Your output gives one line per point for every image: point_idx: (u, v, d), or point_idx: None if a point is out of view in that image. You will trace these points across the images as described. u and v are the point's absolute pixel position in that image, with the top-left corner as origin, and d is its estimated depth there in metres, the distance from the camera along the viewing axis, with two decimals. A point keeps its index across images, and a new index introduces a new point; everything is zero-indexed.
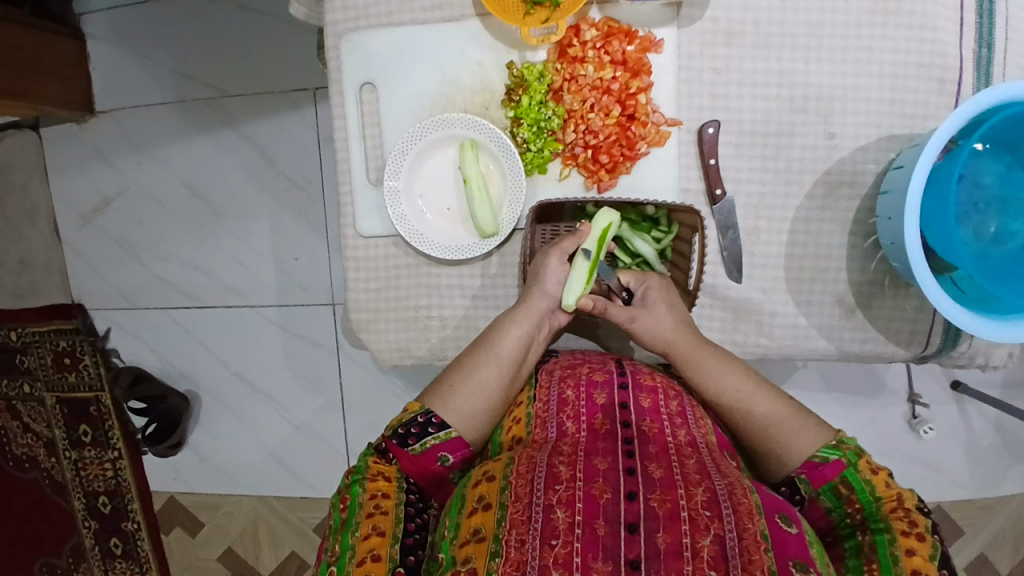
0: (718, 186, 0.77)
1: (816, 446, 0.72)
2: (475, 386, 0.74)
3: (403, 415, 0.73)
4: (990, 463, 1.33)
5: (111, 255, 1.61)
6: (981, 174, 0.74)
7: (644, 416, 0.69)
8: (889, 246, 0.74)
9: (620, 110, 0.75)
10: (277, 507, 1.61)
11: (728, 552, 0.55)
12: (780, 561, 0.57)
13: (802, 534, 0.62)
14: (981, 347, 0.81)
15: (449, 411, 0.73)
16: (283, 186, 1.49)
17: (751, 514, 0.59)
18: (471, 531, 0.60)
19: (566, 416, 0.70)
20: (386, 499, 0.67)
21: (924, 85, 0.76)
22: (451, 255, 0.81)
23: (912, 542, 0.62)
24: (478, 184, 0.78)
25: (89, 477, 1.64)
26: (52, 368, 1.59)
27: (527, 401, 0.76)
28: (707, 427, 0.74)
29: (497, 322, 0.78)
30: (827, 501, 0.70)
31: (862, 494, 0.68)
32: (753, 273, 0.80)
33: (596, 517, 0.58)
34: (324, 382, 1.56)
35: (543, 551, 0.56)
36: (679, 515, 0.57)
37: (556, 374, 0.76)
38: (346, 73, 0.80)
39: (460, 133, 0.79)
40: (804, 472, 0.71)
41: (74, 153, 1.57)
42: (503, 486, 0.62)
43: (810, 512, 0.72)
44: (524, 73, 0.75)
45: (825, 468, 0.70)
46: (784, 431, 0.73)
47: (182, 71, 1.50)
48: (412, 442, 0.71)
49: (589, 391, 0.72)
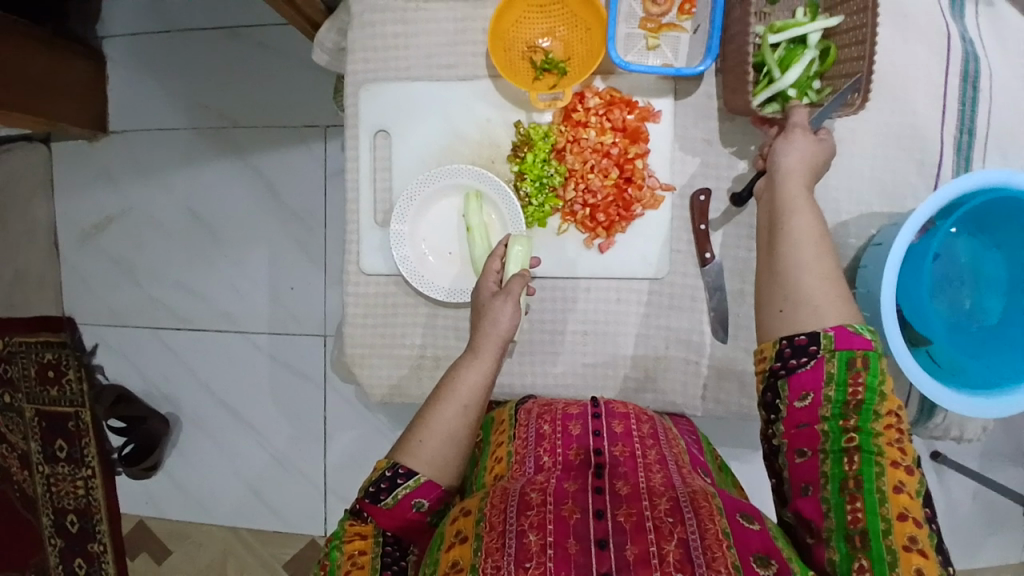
0: (708, 249, 0.81)
1: (852, 319, 0.65)
2: (438, 431, 0.71)
3: (371, 474, 0.70)
4: (963, 534, 1.35)
5: (107, 271, 1.62)
6: (955, 253, 0.79)
7: (615, 442, 0.71)
8: (869, 319, 0.78)
9: (618, 173, 0.79)
10: (248, 538, 1.58)
11: (693, 553, 0.56)
12: (743, 556, 0.58)
13: (766, 529, 0.63)
14: (956, 419, 0.85)
15: (419, 461, 0.70)
16: (286, 216, 1.53)
17: (711, 514, 0.61)
18: (449, 564, 0.60)
19: (543, 450, 0.71)
20: (362, 554, 0.67)
21: (901, 168, 0.81)
22: (451, 297, 0.84)
23: (901, 476, 0.60)
24: (480, 233, 0.82)
25: (59, 494, 1.60)
26: (34, 380, 1.58)
27: (507, 440, 0.77)
28: (680, 447, 0.76)
29: (458, 368, 0.76)
30: (837, 368, 0.63)
31: (872, 380, 0.62)
32: (737, 335, 0.82)
33: (567, 536, 0.58)
34: (309, 413, 1.55)
35: (517, 573, 0.55)
36: (645, 525, 0.58)
37: (533, 413, 0.79)
38: (362, 120, 0.85)
39: (465, 183, 0.83)
40: (834, 331, 0.63)
41: (84, 169, 1.61)
42: (478, 519, 0.62)
43: (805, 375, 0.64)
44: (529, 132, 0.80)
45: (855, 338, 0.63)
46: (829, 294, 0.66)
47: (198, 100, 1.55)
48: (383, 497, 0.69)
49: (564, 423, 0.75)
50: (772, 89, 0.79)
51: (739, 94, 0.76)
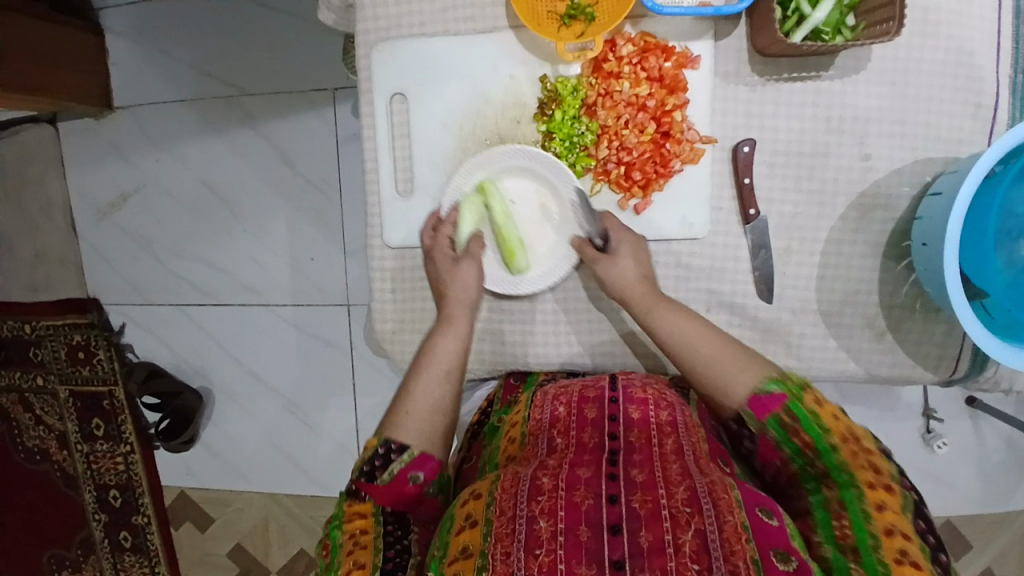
0: (752, 205, 0.76)
1: (758, 379, 0.68)
2: (421, 403, 0.73)
3: (364, 453, 0.70)
4: (1004, 480, 1.32)
5: (127, 250, 1.61)
6: (1015, 203, 0.71)
7: (631, 427, 0.68)
8: (927, 276, 0.73)
9: (655, 127, 0.73)
10: (286, 505, 1.62)
11: (710, 545, 0.55)
12: (761, 550, 0.57)
13: (784, 526, 0.61)
14: (1007, 372, 0.80)
15: (410, 435, 0.71)
16: (300, 186, 1.49)
17: (730, 507, 0.59)
18: (460, 548, 0.59)
19: (556, 432, 0.70)
20: (364, 534, 0.67)
21: (959, 110, 0.74)
22: (518, 288, 0.80)
23: (877, 501, 0.61)
24: (502, 218, 0.78)
25: (100, 470, 1.65)
26: (65, 361, 1.59)
27: (522, 421, 0.75)
28: (700, 432, 0.72)
29: (435, 340, 0.78)
30: (774, 433, 0.67)
31: (808, 424, 0.65)
32: (783, 296, 0.78)
33: (579, 523, 0.57)
34: (337, 383, 1.56)
35: (527, 561, 0.55)
36: (660, 513, 0.57)
37: (549, 393, 0.77)
38: (376, 82, 0.79)
39: (517, 164, 0.77)
40: (748, 407, 0.68)
41: (94, 148, 1.58)
42: (489, 502, 0.61)
43: (764, 450, 0.69)
44: (557, 87, 0.74)
45: (766, 399, 0.67)
46: (729, 368, 0.70)
47: (202, 68, 1.49)
48: (380, 474, 0.69)
49: (580, 407, 0.72)
50: (805, 28, 0.69)
51: (767, 30, 0.70)
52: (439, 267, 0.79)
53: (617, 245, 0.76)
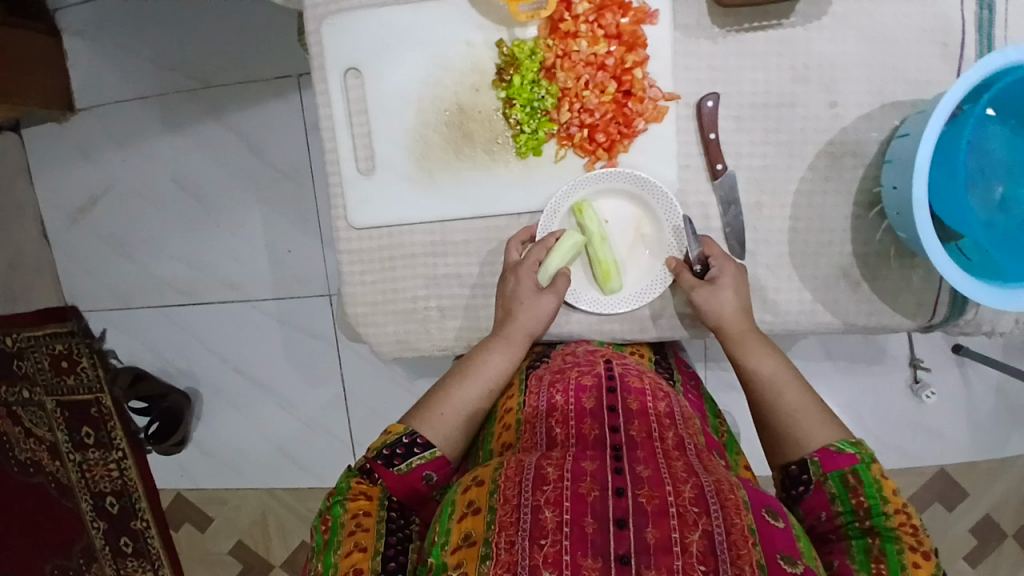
0: (719, 160, 0.75)
1: (833, 437, 0.70)
2: (462, 412, 0.75)
3: (386, 437, 0.71)
4: (994, 425, 1.33)
5: (102, 255, 1.58)
6: (987, 141, 0.71)
7: (632, 420, 0.67)
8: (900, 221, 0.72)
9: (616, 86, 0.72)
10: (284, 499, 1.61)
11: (717, 547, 0.54)
12: (768, 557, 0.56)
13: (789, 528, 0.61)
14: (987, 315, 0.79)
15: (436, 435, 0.73)
16: (272, 178, 1.46)
17: (738, 509, 0.58)
18: (462, 536, 0.59)
19: (554, 421, 0.69)
20: (367, 517, 0.67)
21: (926, 49, 0.72)
22: (605, 308, 0.80)
23: (919, 560, 0.61)
24: (598, 241, 0.77)
25: (94, 478, 1.63)
26: (49, 371, 1.57)
27: (517, 406, 0.76)
28: (695, 427, 0.73)
29: (485, 354, 0.78)
30: (834, 488, 0.67)
31: (870, 489, 0.66)
32: (756, 252, 0.77)
33: (584, 515, 0.56)
34: (325, 374, 1.55)
35: (532, 551, 0.54)
36: (667, 510, 0.56)
37: (545, 379, 0.75)
38: (329, 58, 0.77)
39: (618, 187, 0.76)
40: (818, 456, 0.68)
41: (60, 153, 1.54)
42: (492, 490, 0.61)
43: (809, 498, 0.68)
44: (513, 51, 0.72)
45: (839, 457, 0.68)
46: (807, 418, 0.72)
47: (163, 63, 1.45)
48: (398, 462, 0.70)
49: (578, 395, 0.71)
50: None
51: None
52: (520, 287, 0.76)
53: (717, 272, 0.75)
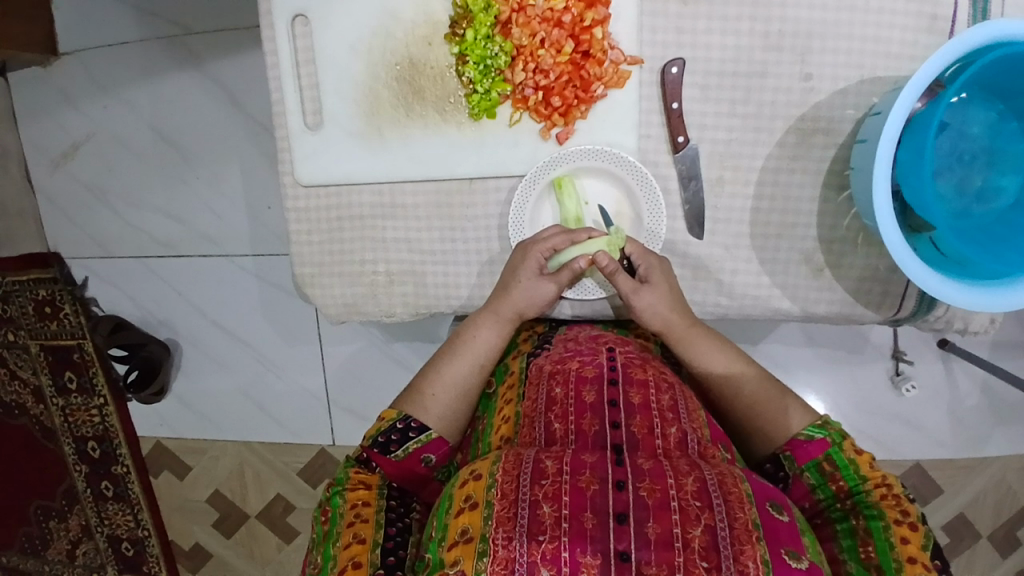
0: (680, 133, 0.71)
1: (802, 424, 0.69)
2: (453, 387, 0.74)
3: (380, 424, 0.71)
4: (976, 423, 1.30)
5: (84, 203, 1.57)
6: (967, 123, 0.66)
7: (633, 415, 0.64)
8: (862, 202, 0.67)
9: (574, 46, 0.67)
10: (261, 453, 1.63)
11: (719, 542, 0.54)
12: (773, 551, 0.55)
13: (794, 521, 0.59)
14: (960, 311, 0.75)
15: (429, 416, 0.72)
16: (252, 130, 1.43)
17: (741, 502, 0.57)
18: (459, 531, 0.57)
19: (554, 415, 0.65)
20: (366, 507, 0.66)
21: (913, 21, 0.67)
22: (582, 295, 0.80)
23: (907, 532, 0.60)
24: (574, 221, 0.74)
25: (77, 423, 1.65)
26: (34, 317, 1.57)
27: (517, 399, 0.72)
28: (701, 420, 0.69)
29: (474, 326, 0.76)
30: (811, 479, 0.67)
31: (846, 471, 0.65)
32: (715, 230, 0.74)
33: (584, 509, 0.55)
34: (302, 333, 1.54)
35: (530, 549, 0.53)
36: (669, 505, 0.55)
37: (546, 370, 0.71)
38: (276, 3, 0.72)
39: (580, 166, 0.73)
40: (789, 449, 0.68)
41: (41, 97, 1.51)
42: (489, 484, 0.58)
43: (794, 489, 0.68)
44: (468, 3, 0.68)
45: (809, 445, 0.67)
46: (769, 406, 0.71)
47: (144, 7, 1.41)
48: (394, 448, 0.70)
49: (578, 388, 0.66)
50: None
51: None
52: (522, 265, 0.73)
53: (646, 270, 0.72)
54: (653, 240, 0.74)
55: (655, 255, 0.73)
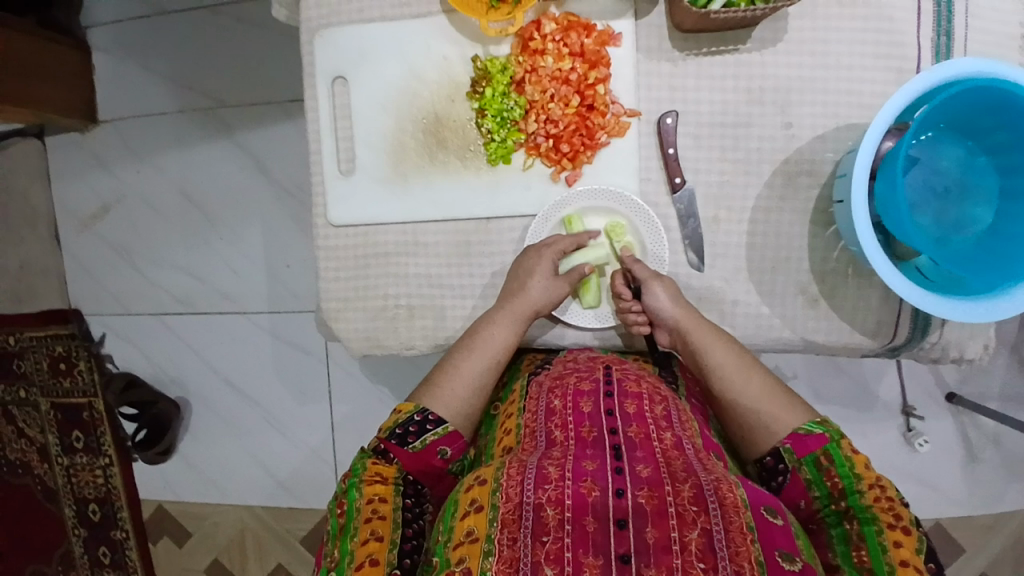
0: (677, 174, 0.78)
1: (801, 421, 0.72)
2: (470, 381, 0.77)
3: (398, 417, 0.73)
4: (989, 477, 1.30)
5: (110, 261, 1.64)
6: (937, 159, 0.73)
7: (630, 423, 0.66)
8: (848, 232, 0.73)
9: (580, 101, 0.77)
10: (262, 517, 1.60)
11: (717, 544, 0.57)
12: (768, 555, 0.58)
13: (788, 525, 0.62)
14: (952, 339, 0.79)
15: (447, 410, 0.74)
16: (276, 194, 1.53)
17: (736, 507, 0.59)
18: (464, 533, 0.60)
19: (554, 425, 0.68)
20: (383, 503, 0.67)
21: (881, 75, 0.76)
22: (593, 322, 0.84)
23: (900, 536, 0.63)
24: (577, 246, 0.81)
25: (79, 484, 1.63)
26: (47, 373, 1.61)
27: (517, 413, 0.75)
28: (693, 429, 0.72)
29: (488, 324, 0.79)
30: (808, 473, 0.69)
31: (842, 468, 0.67)
32: (715, 263, 0.80)
33: (586, 514, 0.58)
34: (312, 389, 1.56)
35: (534, 548, 0.57)
36: (667, 510, 0.58)
37: (545, 386, 0.75)
38: (318, 66, 0.83)
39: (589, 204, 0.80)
40: (789, 442, 0.70)
41: (78, 161, 1.62)
42: (494, 489, 0.61)
43: (789, 488, 0.70)
44: (487, 65, 0.78)
45: (809, 439, 0.69)
46: (771, 402, 0.73)
47: (183, 83, 1.54)
48: (411, 440, 0.72)
49: (576, 400, 0.70)
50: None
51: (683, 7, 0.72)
52: (537, 265, 0.78)
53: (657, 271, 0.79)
54: (659, 266, 0.80)
55: (665, 279, 0.78)
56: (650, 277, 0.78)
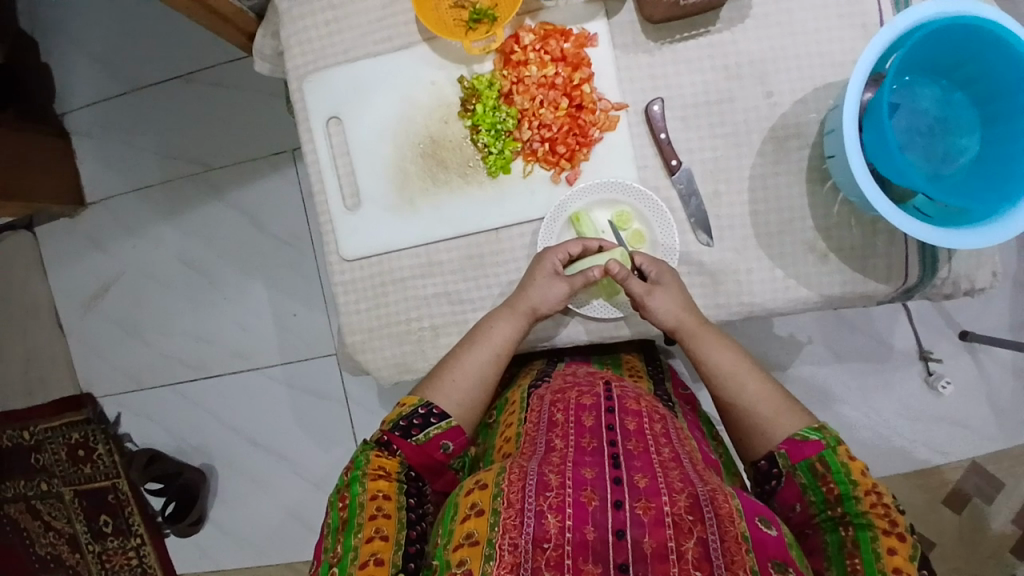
0: (673, 157, 0.81)
1: (798, 427, 0.74)
2: (472, 376, 0.80)
3: (402, 409, 0.77)
4: (1017, 409, 1.31)
5: (116, 339, 1.64)
6: (918, 101, 0.76)
7: (629, 437, 0.69)
8: (846, 184, 0.76)
9: (568, 102, 0.80)
10: (305, 571, 1.58)
11: (711, 553, 0.58)
12: (760, 561, 0.59)
13: (782, 535, 0.63)
14: (961, 272, 0.82)
15: (448, 403, 0.79)
16: (275, 246, 1.54)
17: (731, 516, 0.61)
18: (464, 535, 0.62)
19: (554, 434, 0.70)
20: (387, 501, 0.70)
21: (848, 33, 0.79)
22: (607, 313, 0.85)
23: (894, 543, 0.65)
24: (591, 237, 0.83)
25: (114, 568, 1.63)
26: (67, 462, 1.60)
27: (518, 422, 0.78)
28: (692, 445, 0.75)
29: (490, 322, 0.82)
30: (803, 478, 0.71)
31: (839, 474, 0.69)
32: (722, 236, 0.82)
33: (585, 522, 0.60)
34: (337, 433, 1.56)
35: (536, 554, 0.58)
36: (664, 519, 0.60)
37: (546, 398, 0.77)
38: (311, 110, 0.85)
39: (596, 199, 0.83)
40: (785, 448, 0.72)
41: (72, 246, 1.63)
42: (495, 494, 0.63)
43: (784, 492, 0.73)
44: (475, 83, 0.81)
45: (805, 446, 0.71)
46: (768, 406, 0.77)
47: (167, 153, 1.57)
48: (415, 433, 0.75)
49: (578, 413, 0.72)
50: None
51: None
52: (540, 265, 0.80)
53: (656, 276, 0.80)
54: (669, 254, 0.82)
55: (671, 275, 0.80)
56: (645, 291, 0.79)
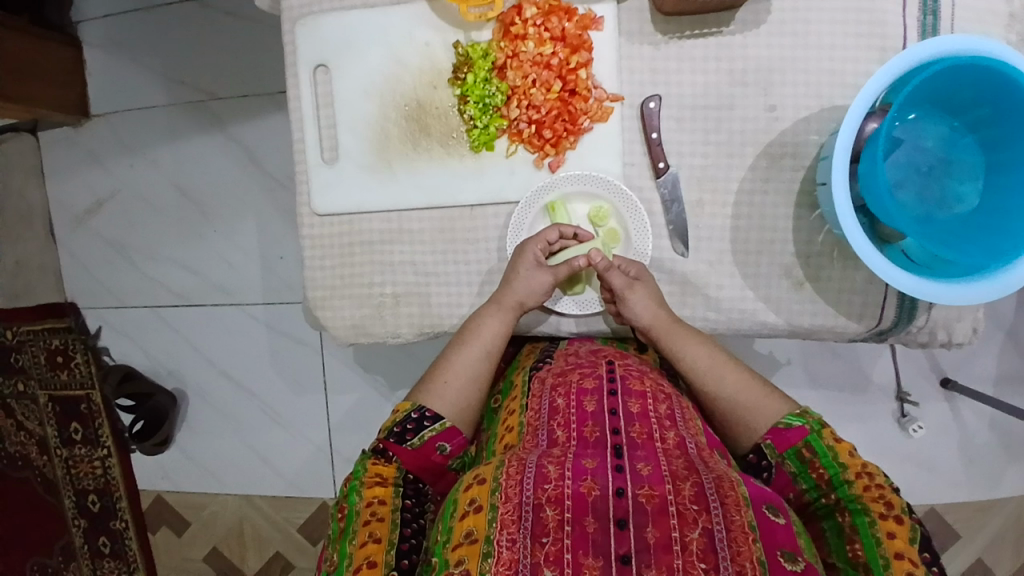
0: (660, 159, 0.78)
1: (781, 414, 0.73)
2: (463, 376, 0.78)
3: (396, 415, 0.74)
4: (985, 461, 1.30)
5: (104, 255, 1.64)
6: (922, 138, 0.73)
7: (632, 422, 0.66)
8: (831, 214, 0.74)
9: (561, 85, 0.76)
10: (262, 507, 1.61)
11: (717, 544, 0.57)
12: (769, 552, 0.58)
13: (791, 524, 0.62)
14: (940, 321, 0.79)
15: (444, 404, 0.76)
16: (269, 185, 1.52)
17: (737, 505, 0.59)
18: (463, 533, 0.60)
19: (556, 424, 0.68)
20: (382, 505, 0.69)
21: (865, 54, 0.75)
22: (582, 308, 0.84)
23: (892, 525, 0.63)
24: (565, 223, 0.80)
25: (78, 475, 1.64)
26: (45, 366, 1.61)
27: (520, 410, 0.75)
28: (697, 428, 0.71)
29: (480, 317, 0.80)
30: (792, 466, 0.70)
31: (825, 458, 0.68)
32: (699, 247, 0.80)
33: (585, 514, 0.58)
34: (308, 380, 1.57)
35: (534, 549, 0.57)
36: (667, 509, 0.58)
37: (548, 383, 0.75)
38: (300, 55, 0.82)
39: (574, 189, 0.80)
40: (770, 438, 0.71)
41: (70, 156, 1.62)
42: (493, 488, 0.61)
43: (777, 481, 0.71)
44: (469, 51, 0.77)
45: (789, 432, 0.70)
46: (749, 398, 0.75)
47: (173, 76, 1.54)
48: (409, 437, 0.73)
49: (579, 398, 0.69)
50: None
51: None
52: (522, 257, 0.78)
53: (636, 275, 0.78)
54: (641, 257, 0.80)
55: (648, 276, 0.79)
56: (626, 285, 0.77)
